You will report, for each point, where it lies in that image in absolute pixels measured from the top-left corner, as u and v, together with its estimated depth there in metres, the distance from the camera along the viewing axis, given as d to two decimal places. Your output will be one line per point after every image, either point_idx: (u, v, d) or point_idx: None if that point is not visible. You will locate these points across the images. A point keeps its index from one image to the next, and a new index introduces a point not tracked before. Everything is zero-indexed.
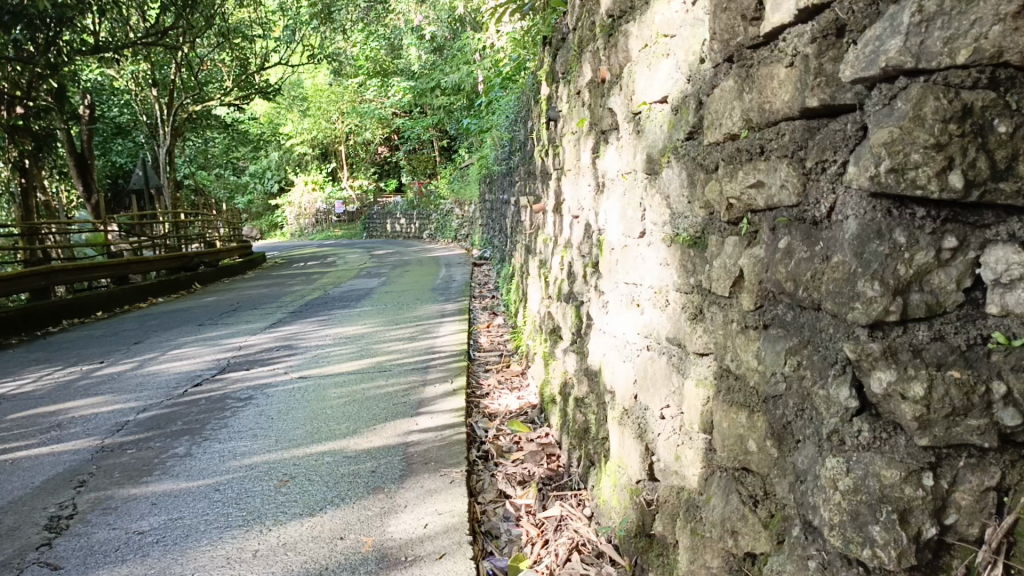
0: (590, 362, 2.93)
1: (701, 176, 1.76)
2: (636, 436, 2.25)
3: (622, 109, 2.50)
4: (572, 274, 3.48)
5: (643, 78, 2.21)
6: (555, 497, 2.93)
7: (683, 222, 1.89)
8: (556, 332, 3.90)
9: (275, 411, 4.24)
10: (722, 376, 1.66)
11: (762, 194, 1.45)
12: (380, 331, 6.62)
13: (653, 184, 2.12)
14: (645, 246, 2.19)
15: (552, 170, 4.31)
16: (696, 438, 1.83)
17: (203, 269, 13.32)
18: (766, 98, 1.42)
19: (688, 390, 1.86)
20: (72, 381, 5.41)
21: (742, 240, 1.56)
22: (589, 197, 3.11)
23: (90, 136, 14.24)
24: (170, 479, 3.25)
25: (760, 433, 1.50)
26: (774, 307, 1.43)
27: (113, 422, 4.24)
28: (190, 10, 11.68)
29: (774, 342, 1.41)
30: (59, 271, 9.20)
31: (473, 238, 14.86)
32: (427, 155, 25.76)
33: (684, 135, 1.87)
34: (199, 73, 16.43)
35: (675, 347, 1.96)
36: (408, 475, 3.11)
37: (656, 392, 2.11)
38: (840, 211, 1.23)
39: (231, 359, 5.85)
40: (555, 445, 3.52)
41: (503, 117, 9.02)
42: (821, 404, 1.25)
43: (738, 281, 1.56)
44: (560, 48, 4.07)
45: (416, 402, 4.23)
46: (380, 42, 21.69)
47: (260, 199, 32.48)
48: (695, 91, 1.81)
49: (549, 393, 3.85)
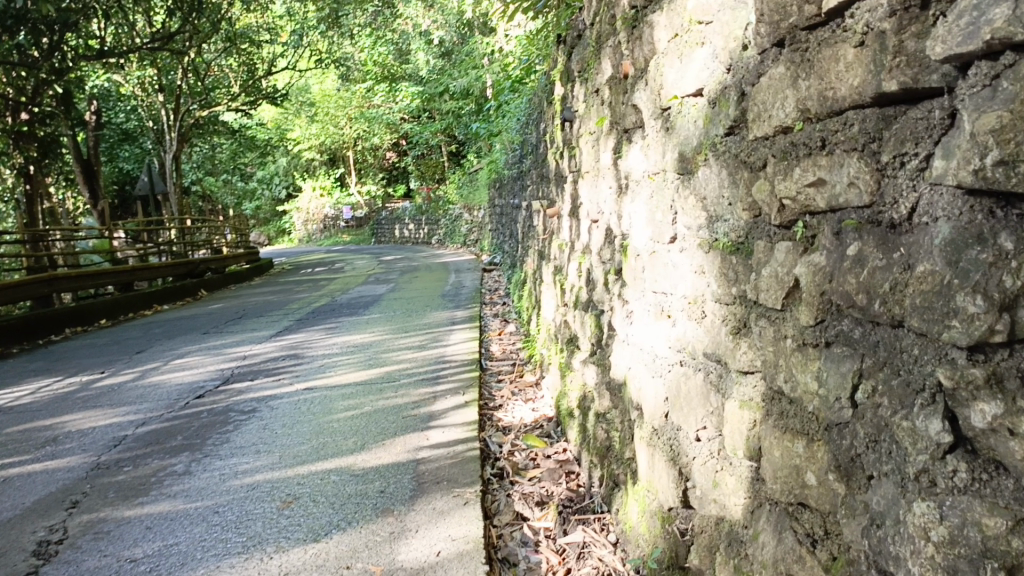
0: (612, 375, 2.76)
1: (745, 175, 1.58)
2: (667, 459, 2.07)
3: (648, 105, 2.33)
4: (591, 281, 3.31)
5: (673, 70, 2.03)
6: (576, 520, 2.75)
7: (722, 226, 1.72)
8: (573, 342, 3.74)
9: (280, 425, 4.08)
10: (773, 399, 1.48)
11: (823, 193, 1.27)
12: (389, 340, 6.46)
13: (686, 185, 1.95)
14: (677, 252, 2.02)
15: (567, 172, 4.14)
16: (740, 467, 1.66)
17: (210, 276, 13.21)
18: (830, 85, 1.24)
19: (730, 413, 1.68)
20: (72, 393, 5.25)
21: (796, 247, 1.38)
22: (609, 200, 2.95)
23: (96, 142, 14.18)
24: (167, 500, 3.09)
25: (821, 466, 1.32)
26: (838, 322, 1.25)
27: (110, 437, 4.09)
28: (196, 14, 11.59)
29: (840, 363, 1.24)
30: (64, 279, 9.08)
31: (482, 243, 14.71)
32: (435, 160, 25.71)
33: (724, 130, 1.69)
34: (206, 79, 16.37)
35: (712, 365, 1.79)
36: (419, 496, 2.93)
37: (691, 411, 1.93)
38: (925, 211, 1.05)
39: (235, 369, 5.68)
40: (574, 462, 3.35)
41: (514, 119, 8.91)
42: (906, 439, 1.07)
43: (793, 291, 1.38)
44: (575, 46, 3.92)
45: (427, 416, 4.06)
46: (388, 47, 21.65)
47: (268, 205, 32.57)
48: (736, 82, 1.64)
49: (566, 407, 3.69)
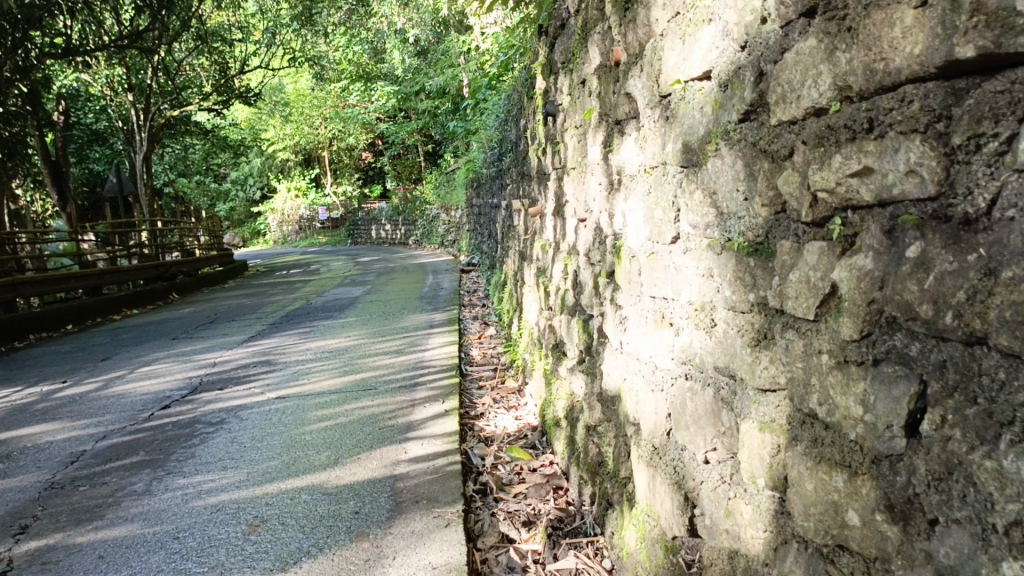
0: (604, 386, 2.56)
1: (766, 166, 1.39)
2: (670, 481, 1.87)
3: (644, 93, 2.14)
4: (578, 285, 3.11)
5: (674, 52, 1.84)
6: (567, 544, 2.54)
7: (737, 224, 1.53)
8: (558, 348, 3.54)
9: (249, 438, 3.84)
10: (805, 424, 1.28)
11: (869, 184, 1.08)
12: (365, 344, 6.21)
13: (693, 178, 1.75)
14: (680, 253, 1.83)
15: (551, 170, 3.94)
16: (760, 496, 1.45)
17: (182, 279, 12.85)
18: (880, 55, 1.04)
19: (747, 435, 1.48)
20: (30, 405, 4.96)
21: (831, 248, 1.19)
22: (598, 197, 2.75)
23: (64, 143, 13.79)
24: (124, 524, 2.84)
25: (866, 503, 1.13)
26: (891, 337, 1.05)
27: (67, 452, 3.83)
28: (166, 12, 11.30)
29: (891, 385, 1.05)
30: (28, 283, 8.73)
31: (460, 244, 14.51)
32: (411, 160, 25.47)
33: (738, 116, 1.50)
34: (177, 77, 16.01)
35: (724, 380, 1.59)
36: (396, 516, 2.72)
37: (698, 430, 1.73)
38: (1011, 203, 0.86)
39: (204, 377, 5.42)
40: (561, 476, 3.15)
41: (492, 117, 8.72)
42: (990, 483, 0.89)
43: (829, 298, 1.19)
44: (558, 36, 3.73)
45: (404, 426, 3.84)
46: (363, 47, 21.39)
47: (242, 206, 32.11)
48: (754, 62, 1.44)
49: (552, 416, 3.48)
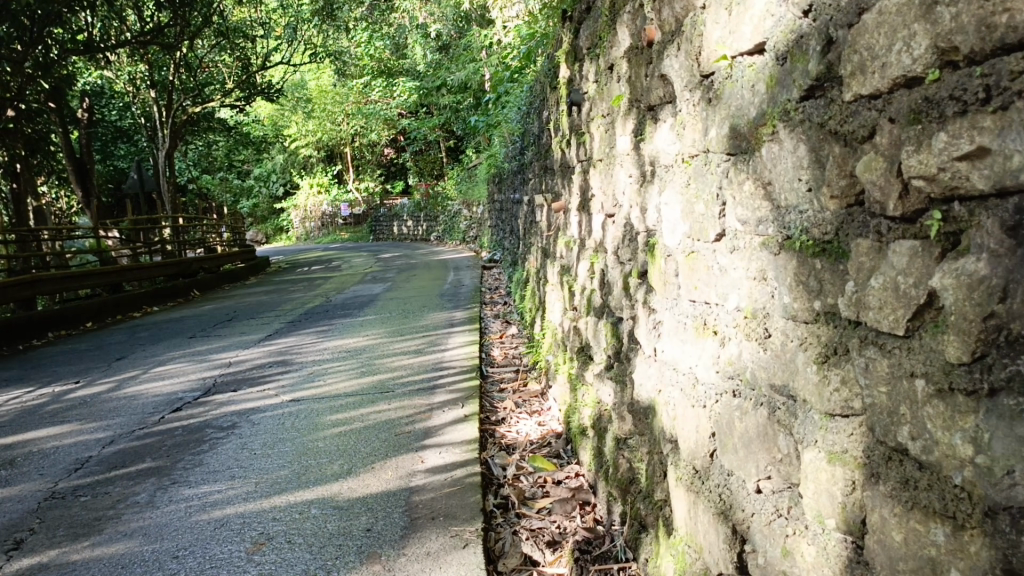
0: (636, 396, 2.35)
1: (836, 151, 1.18)
2: (714, 510, 1.66)
3: (682, 72, 1.92)
4: (605, 284, 2.90)
5: (720, 24, 1.62)
6: (596, 571, 2.33)
7: (798, 220, 1.31)
8: (584, 352, 3.32)
9: (261, 444, 3.66)
10: (890, 461, 1.07)
11: (982, 168, 0.87)
12: (383, 344, 6.02)
13: (742, 167, 1.53)
14: (726, 253, 1.62)
15: (576, 162, 3.72)
16: (827, 538, 1.24)
17: (203, 276, 12.74)
18: (1003, 6, 0.83)
19: (811, 466, 1.27)
20: (40, 407, 4.82)
21: (926, 249, 0.98)
22: (629, 189, 2.53)
23: (87, 141, 13.70)
24: (123, 539, 2.67)
25: (975, 564, 0.91)
26: (1014, 359, 0.84)
27: (73, 458, 3.67)
28: (187, 8, 11.18)
29: (1013, 421, 0.84)
30: (48, 280, 8.63)
31: (482, 240, 14.31)
32: (433, 155, 25.32)
33: (800, 93, 1.28)
34: (199, 74, 15.90)
35: (781, 400, 1.38)
36: (411, 536, 2.53)
37: (747, 455, 1.52)
38: None
39: (218, 378, 5.25)
40: (588, 490, 2.96)
41: (514, 110, 8.50)
42: None
43: (924, 309, 0.98)
44: (584, 21, 3.52)
45: (422, 433, 3.64)
46: (384, 42, 21.21)
47: (266, 203, 32.13)
48: (821, 28, 1.22)
49: (578, 425, 3.28)
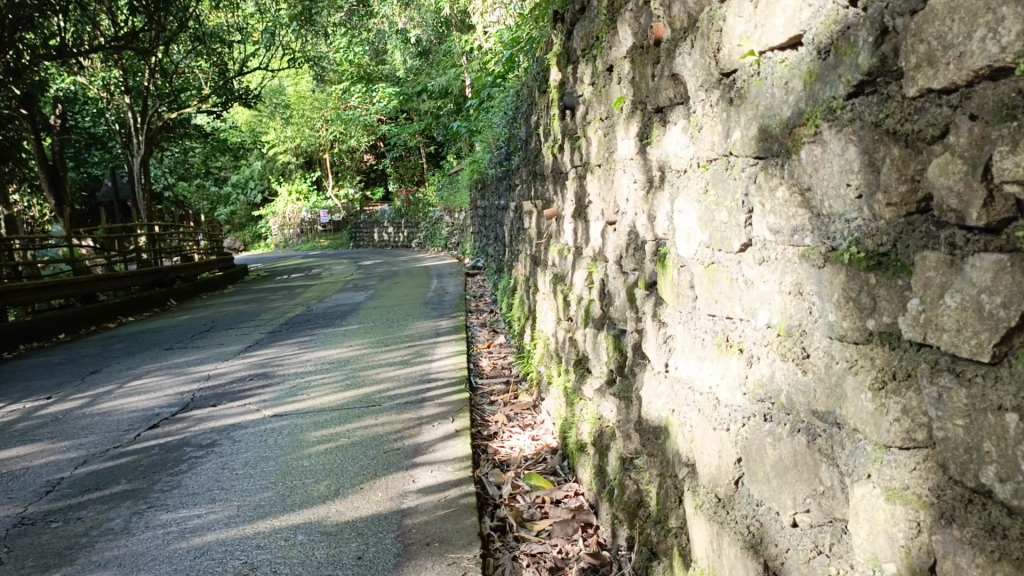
0: (644, 414, 2.21)
1: (895, 151, 1.05)
2: (742, 544, 1.53)
3: (697, 70, 1.79)
4: (605, 294, 2.78)
5: (744, 17, 1.50)
6: None
7: (844, 230, 1.19)
8: (581, 364, 3.20)
9: (242, 463, 3.50)
10: (970, 504, 0.94)
11: None
12: (367, 355, 5.85)
13: (774, 171, 1.40)
14: (754, 264, 1.49)
15: (570, 167, 3.58)
16: None
17: (180, 285, 12.46)
18: None
19: (863, 502, 1.14)
20: (9, 425, 4.60)
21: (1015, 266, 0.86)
22: (633, 195, 2.41)
23: (59, 148, 13.36)
24: (97, 571, 2.49)
25: None
26: None
27: (44, 481, 3.48)
28: (163, 12, 10.93)
29: None
30: (20, 291, 8.37)
31: (464, 246, 14.15)
32: (413, 161, 25.11)
33: (847, 90, 1.15)
34: (175, 80, 15.60)
35: (824, 427, 1.26)
36: (404, 564, 2.38)
37: (782, 486, 1.39)
38: None
39: (197, 392, 5.07)
40: (589, 510, 2.83)
41: (498, 115, 8.36)
42: None
43: (1016, 333, 0.85)
44: (578, 22, 3.40)
45: (412, 449, 3.49)
46: (364, 48, 20.98)
47: (243, 210, 31.67)
48: (874, 16, 1.10)
49: (575, 441, 3.15)
